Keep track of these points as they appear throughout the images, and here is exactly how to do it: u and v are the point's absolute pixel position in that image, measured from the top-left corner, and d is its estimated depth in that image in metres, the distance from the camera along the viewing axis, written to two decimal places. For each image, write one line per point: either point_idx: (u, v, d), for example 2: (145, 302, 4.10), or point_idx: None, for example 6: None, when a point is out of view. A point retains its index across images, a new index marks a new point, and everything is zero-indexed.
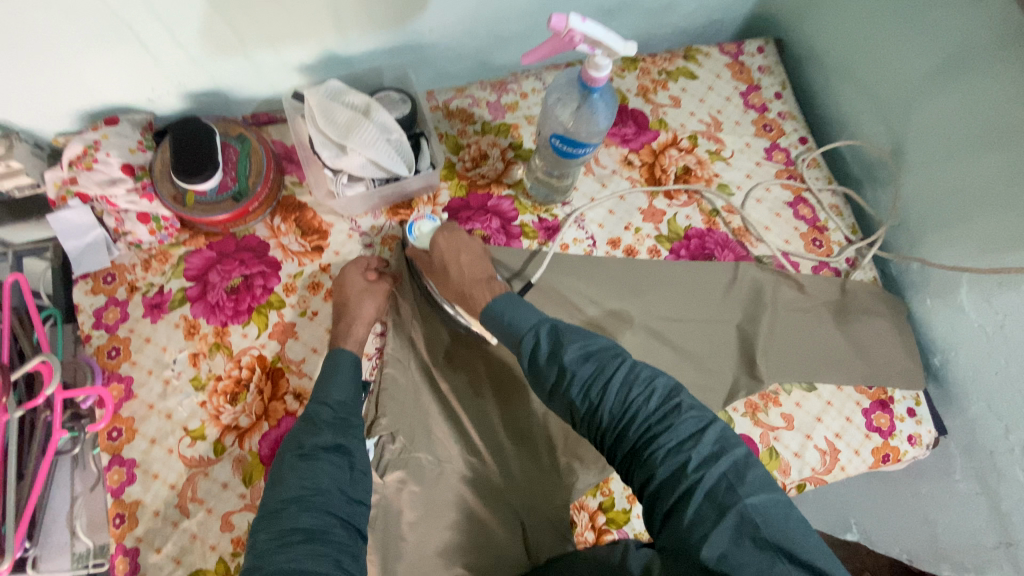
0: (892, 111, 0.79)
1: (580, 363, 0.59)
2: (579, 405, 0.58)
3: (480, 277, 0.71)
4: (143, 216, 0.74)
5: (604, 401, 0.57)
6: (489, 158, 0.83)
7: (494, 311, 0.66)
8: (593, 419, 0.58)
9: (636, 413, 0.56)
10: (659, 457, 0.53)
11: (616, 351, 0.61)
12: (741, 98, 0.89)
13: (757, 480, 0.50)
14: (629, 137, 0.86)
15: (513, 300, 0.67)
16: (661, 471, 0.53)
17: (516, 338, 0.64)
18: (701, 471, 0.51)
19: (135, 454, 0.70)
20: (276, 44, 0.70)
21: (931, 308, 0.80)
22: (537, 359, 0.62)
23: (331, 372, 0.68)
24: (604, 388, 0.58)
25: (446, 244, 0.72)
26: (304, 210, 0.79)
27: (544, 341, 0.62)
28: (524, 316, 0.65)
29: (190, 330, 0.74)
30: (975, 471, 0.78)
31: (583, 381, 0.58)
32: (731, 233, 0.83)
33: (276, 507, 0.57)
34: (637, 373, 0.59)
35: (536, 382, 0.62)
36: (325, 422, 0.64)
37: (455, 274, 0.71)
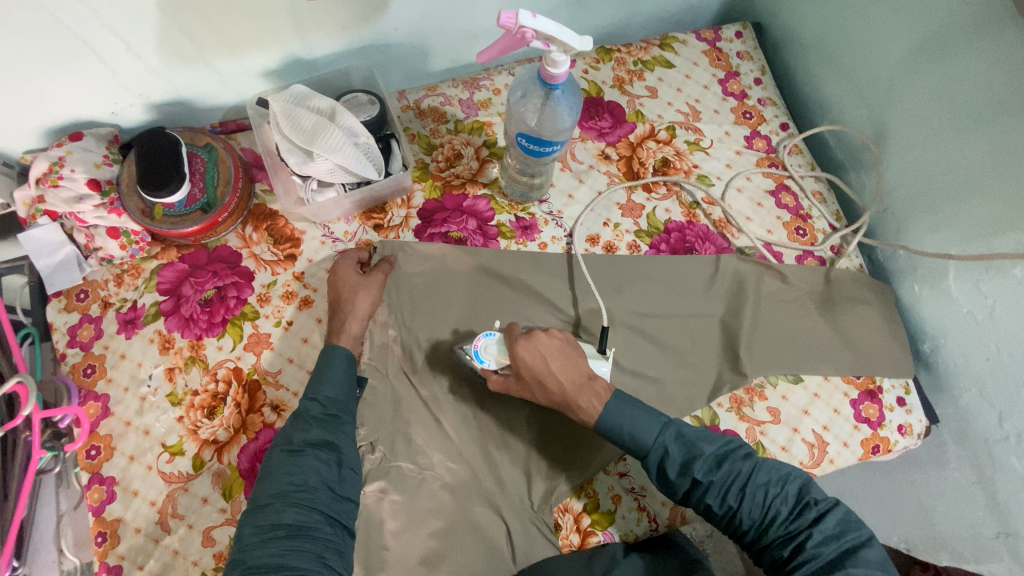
0: (873, 94, 0.77)
1: (714, 472, 0.60)
2: (716, 509, 0.60)
3: (580, 379, 0.65)
4: (112, 232, 0.74)
5: (742, 504, 0.59)
6: (463, 158, 0.82)
7: (611, 426, 0.63)
8: (730, 519, 0.60)
9: (771, 512, 0.59)
10: (787, 543, 0.58)
11: (743, 449, 0.61)
12: (719, 85, 0.87)
13: (874, 557, 0.56)
14: (606, 130, 0.84)
15: (632, 407, 0.63)
16: (788, 552, 0.58)
17: (643, 451, 0.62)
18: (821, 548, 0.56)
19: (115, 472, 0.70)
20: (236, 50, 0.69)
21: (919, 294, 0.78)
22: (668, 473, 0.61)
23: (325, 366, 0.66)
24: (742, 494, 0.59)
25: (531, 354, 0.65)
26: (275, 217, 0.78)
27: (674, 451, 0.62)
28: (645, 426, 0.62)
29: (165, 345, 0.73)
30: (969, 459, 0.77)
31: (719, 489, 0.59)
32: (711, 225, 0.82)
33: (262, 502, 0.56)
34: (764, 468, 0.60)
35: (666, 487, 0.62)
36: (315, 419, 0.62)
37: (555, 389, 0.64)
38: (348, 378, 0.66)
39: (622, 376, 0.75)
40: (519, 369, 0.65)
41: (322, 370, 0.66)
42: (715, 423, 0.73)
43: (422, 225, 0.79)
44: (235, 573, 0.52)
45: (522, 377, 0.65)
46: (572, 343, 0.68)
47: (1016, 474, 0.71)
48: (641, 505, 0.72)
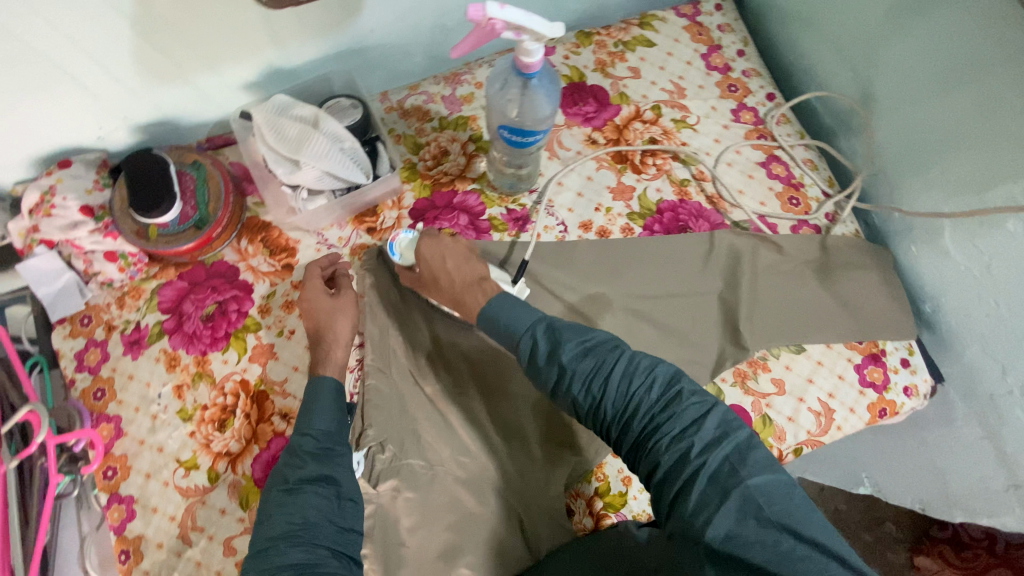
0: (857, 56, 0.76)
1: (579, 359, 0.58)
2: (582, 401, 0.57)
3: (472, 279, 0.69)
4: (110, 255, 0.74)
5: (606, 393, 0.56)
6: (450, 155, 0.82)
7: (488, 316, 0.64)
8: (596, 413, 0.57)
9: (640, 404, 0.55)
10: (659, 442, 0.53)
11: (615, 342, 0.59)
12: (703, 60, 0.86)
13: (758, 462, 0.50)
14: (591, 115, 0.84)
15: (508, 300, 0.65)
16: (666, 459, 0.52)
17: (513, 339, 0.63)
18: (704, 455, 0.51)
19: (132, 490, 0.71)
20: (215, 65, 0.69)
21: (917, 255, 0.78)
22: (536, 360, 0.60)
23: (310, 399, 0.66)
24: (605, 382, 0.56)
25: (432, 253, 0.69)
26: (269, 229, 0.79)
27: (541, 341, 0.61)
28: (523, 316, 0.63)
29: (170, 363, 0.74)
30: (976, 415, 0.77)
31: (583, 376, 0.57)
32: (704, 201, 0.81)
33: (263, 546, 0.56)
34: (635, 363, 0.57)
35: (535, 377, 0.61)
36: (309, 453, 0.62)
37: (448, 285, 0.69)
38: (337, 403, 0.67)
39: None
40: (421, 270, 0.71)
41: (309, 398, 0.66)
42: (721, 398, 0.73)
43: (415, 225, 0.79)
44: None
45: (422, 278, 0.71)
46: (471, 250, 0.72)
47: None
48: None
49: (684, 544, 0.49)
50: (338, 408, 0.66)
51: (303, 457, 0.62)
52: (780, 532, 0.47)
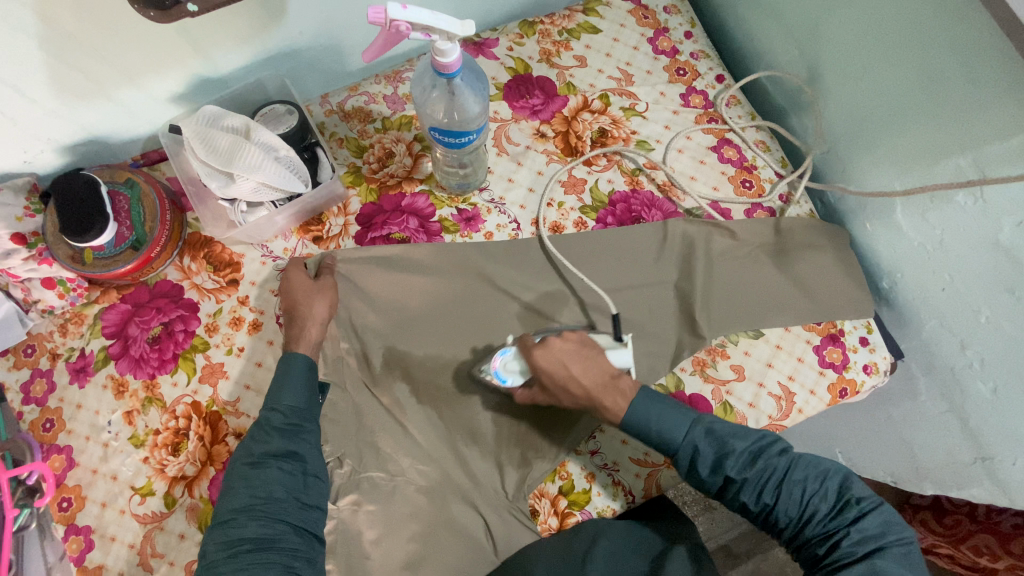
0: (802, 32, 0.74)
1: (747, 470, 0.59)
2: (750, 505, 0.60)
3: (603, 378, 0.65)
4: (48, 282, 0.73)
5: (778, 501, 0.59)
6: (396, 156, 0.80)
7: (638, 420, 0.62)
8: (764, 516, 0.60)
9: (808, 510, 0.58)
10: (820, 541, 0.58)
11: (780, 445, 0.61)
12: (649, 44, 0.84)
13: (907, 556, 0.56)
14: (538, 107, 0.82)
15: (655, 401, 0.63)
16: (822, 551, 0.58)
17: (670, 447, 0.62)
18: (856, 547, 0.56)
19: (89, 520, 0.69)
20: (137, 79, 0.66)
21: (872, 232, 0.77)
22: (698, 470, 0.61)
23: (283, 377, 0.65)
24: (778, 491, 0.59)
25: (552, 362, 0.64)
26: (212, 244, 0.77)
27: (704, 448, 0.61)
28: (673, 421, 0.62)
29: (119, 389, 0.72)
30: (939, 389, 0.77)
31: (752, 487, 0.59)
32: (656, 190, 0.80)
33: (225, 517, 0.56)
34: (805, 464, 0.60)
35: (695, 482, 0.62)
36: (276, 428, 0.62)
37: (579, 394, 0.64)
38: (312, 385, 0.66)
39: None
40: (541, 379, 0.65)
41: (282, 374, 0.65)
42: (680, 388, 0.73)
43: (362, 231, 0.77)
44: None
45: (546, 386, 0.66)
46: (587, 346, 0.67)
47: (984, 399, 0.70)
48: (616, 479, 0.72)
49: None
50: (309, 383, 0.66)
51: (270, 433, 0.61)
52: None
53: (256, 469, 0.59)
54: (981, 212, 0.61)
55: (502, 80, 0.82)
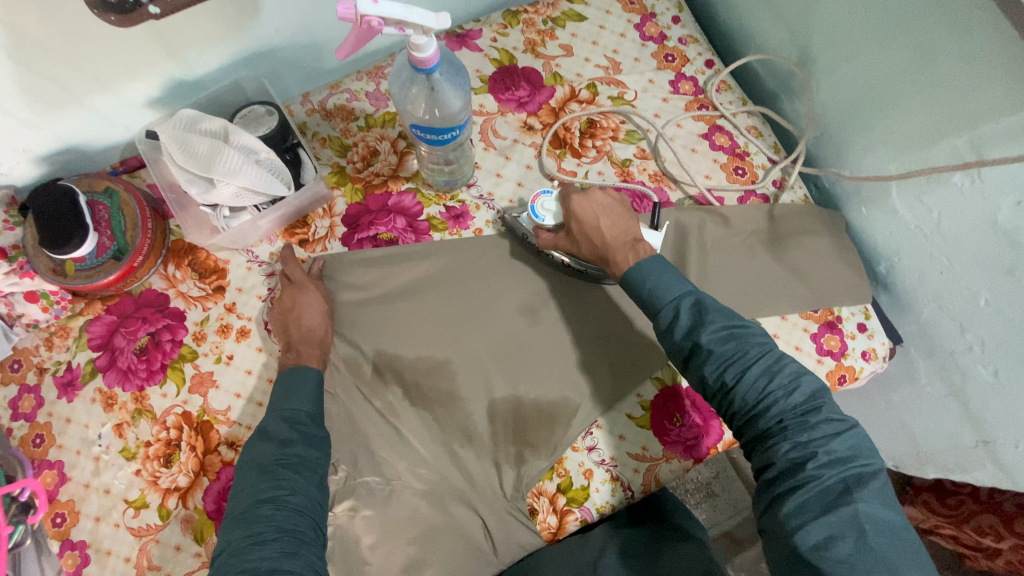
0: (792, 14, 0.72)
1: (721, 343, 0.57)
2: (711, 382, 0.57)
3: (625, 238, 0.67)
4: (30, 296, 0.71)
5: (740, 384, 0.56)
6: (380, 154, 0.78)
7: (632, 279, 0.63)
8: (724, 398, 0.57)
9: (776, 406, 0.55)
10: (783, 450, 0.53)
11: (765, 340, 0.57)
12: (636, 31, 0.82)
13: (877, 494, 0.50)
14: (525, 99, 0.80)
15: (660, 264, 0.63)
16: (782, 462, 0.53)
17: (654, 306, 0.61)
18: (823, 470, 0.51)
19: (84, 535, 0.68)
20: (110, 85, 0.65)
21: (868, 216, 0.76)
22: (672, 334, 0.60)
23: (294, 380, 0.65)
24: (742, 373, 0.56)
25: (583, 211, 0.68)
26: (196, 251, 0.75)
27: (684, 316, 0.59)
28: (666, 284, 0.61)
29: (108, 402, 0.71)
30: (938, 372, 0.76)
31: (719, 361, 0.57)
32: (648, 180, 0.78)
33: (248, 507, 0.55)
34: (784, 365, 0.56)
35: (665, 346, 0.61)
36: (296, 432, 0.61)
37: (599, 242, 0.67)
38: (319, 394, 0.65)
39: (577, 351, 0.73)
40: (571, 224, 0.69)
41: (288, 382, 0.65)
42: (676, 380, 0.74)
43: (349, 233, 0.76)
44: None
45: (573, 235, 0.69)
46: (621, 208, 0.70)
47: (985, 381, 0.69)
48: (613, 476, 0.71)
49: (775, 540, 0.52)
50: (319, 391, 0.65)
51: (290, 432, 0.61)
52: (889, 568, 0.47)
53: (280, 466, 0.58)
54: (979, 193, 0.60)
55: (487, 71, 0.80)
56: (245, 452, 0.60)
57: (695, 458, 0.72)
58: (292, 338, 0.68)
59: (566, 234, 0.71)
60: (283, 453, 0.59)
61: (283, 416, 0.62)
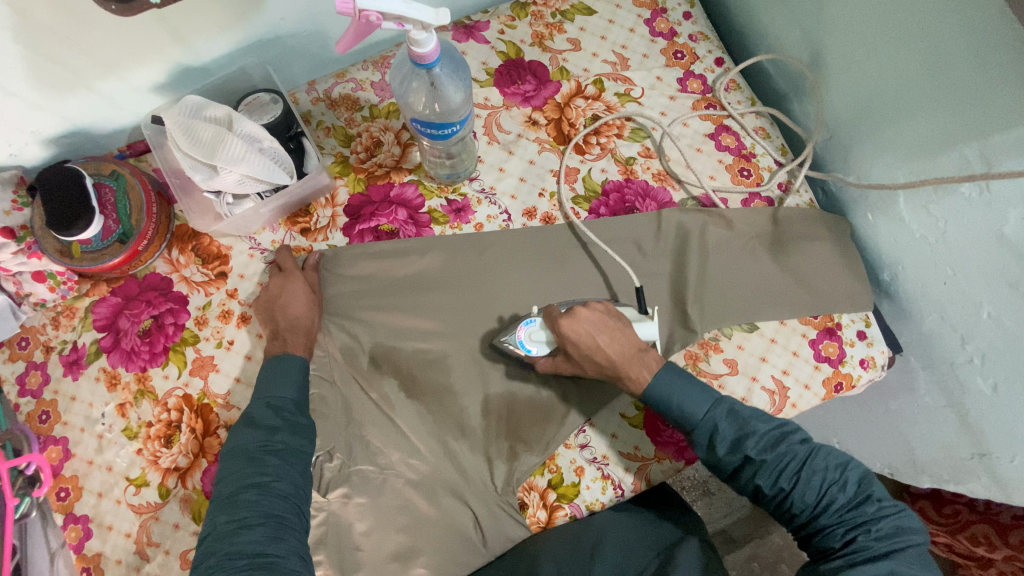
0: (805, 14, 0.71)
1: (766, 451, 0.59)
2: (767, 490, 0.59)
3: (621, 332, 0.65)
4: (38, 275, 0.72)
5: (795, 489, 0.58)
6: (384, 145, 0.78)
7: (662, 397, 0.63)
8: (779, 503, 0.59)
9: (829, 501, 0.57)
10: (838, 534, 0.57)
11: (803, 434, 0.60)
12: (646, 26, 0.81)
13: (919, 561, 0.54)
14: (530, 93, 0.79)
15: (679, 377, 0.63)
16: (838, 545, 0.56)
17: (690, 423, 0.62)
18: (873, 542, 0.55)
19: (87, 510, 0.70)
20: (117, 70, 0.65)
21: (873, 223, 0.75)
22: (716, 449, 0.61)
23: (279, 368, 0.66)
24: (795, 477, 0.58)
25: (578, 332, 0.64)
26: (199, 236, 0.76)
27: (724, 427, 0.61)
28: (696, 399, 0.62)
29: (111, 381, 0.73)
30: (937, 383, 0.75)
31: (769, 470, 0.58)
32: (652, 178, 0.78)
33: (233, 493, 0.56)
34: (825, 457, 0.59)
35: (709, 461, 0.62)
36: (281, 418, 0.63)
37: (605, 362, 0.64)
38: (303, 381, 0.67)
39: None
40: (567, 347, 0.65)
41: (276, 371, 0.66)
42: None
43: (350, 223, 0.76)
44: (212, 561, 0.52)
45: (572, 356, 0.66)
46: (613, 314, 0.67)
47: (984, 395, 0.68)
48: (605, 473, 0.71)
49: None
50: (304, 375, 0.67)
51: (276, 420, 0.62)
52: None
53: (265, 453, 0.59)
54: (986, 204, 0.59)
55: (493, 64, 0.79)
56: (231, 439, 0.61)
57: (686, 460, 0.72)
58: (280, 327, 0.69)
59: (564, 355, 0.68)
60: (269, 440, 0.60)
61: (268, 403, 0.63)
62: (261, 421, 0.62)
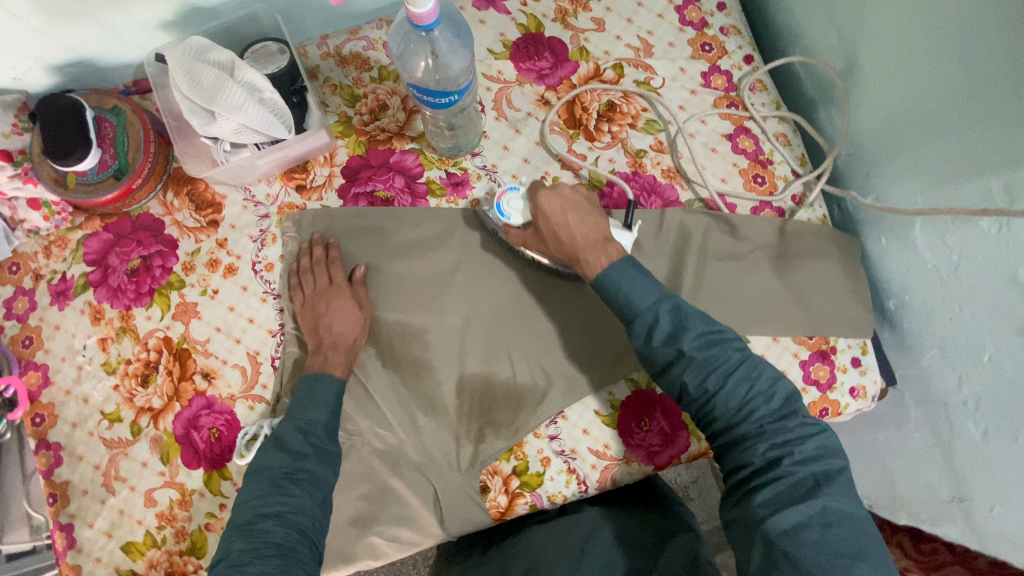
0: (844, 18, 0.67)
1: (700, 349, 0.57)
2: (692, 390, 0.58)
3: (595, 238, 0.65)
4: (33, 202, 0.73)
5: (720, 391, 0.57)
6: (389, 109, 0.76)
7: (608, 282, 0.62)
8: (705, 406, 0.58)
9: (754, 409, 0.56)
10: (760, 450, 0.55)
11: (741, 344, 0.59)
12: (676, 14, 0.77)
13: (845, 490, 0.52)
14: (545, 71, 0.76)
15: (633, 270, 0.62)
16: (759, 461, 0.54)
17: (631, 311, 0.60)
18: (796, 467, 0.53)
19: (60, 437, 0.72)
20: (123, 3, 0.64)
21: (886, 247, 0.71)
22: (652, 340, 0.59)
23: (313, 389, 0.65)
24: (723, 379, 0.56)
25: (550, 206, 0.66)
26: (195, 181, 0.75)
27: (664, 320, 0.59)
28: (642, 289, 0.60)
29: (95, 315, 0.73)
30: (928, 422, 0.72)
31: (700, 368, 0.57)
32: (660, 174, 0.74)
33: (252, 520, 0.56)
34: (758, 368, 0.58)
35: (643, 353, 0.60)
36: (311, 447, 0.62)
37: (567, 241, 0.65)
38: (336, 405, 0.66)
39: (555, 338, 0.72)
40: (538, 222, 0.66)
41: (313, 388, 0.65)
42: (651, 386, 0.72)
43: (346, 185, 0.75)
44: None
45: (540, 231, 0.67)
46: (591, 203, 0.67)
47: (972, 439, 0.66)
48: (571, 467, 0.71)
49: (743, 531, 0.53)
50: (337, 401, 0.66)
51: (303, 446, 0.62)
52: (853, 556, 0.49)
53: (289, 481, 0.59)
54: (1003, 242, 0.55)
55: (511, 37, 0.76)
56: (257, 459, 0.61)
57: (655, 465, 0.71)
58: (322, 341, 0.69)
59: (535, 230, 0.68)
60: (294, 467, 0.60)
61: (298, 426, 0.63)
62: (289, 445, 0.62)
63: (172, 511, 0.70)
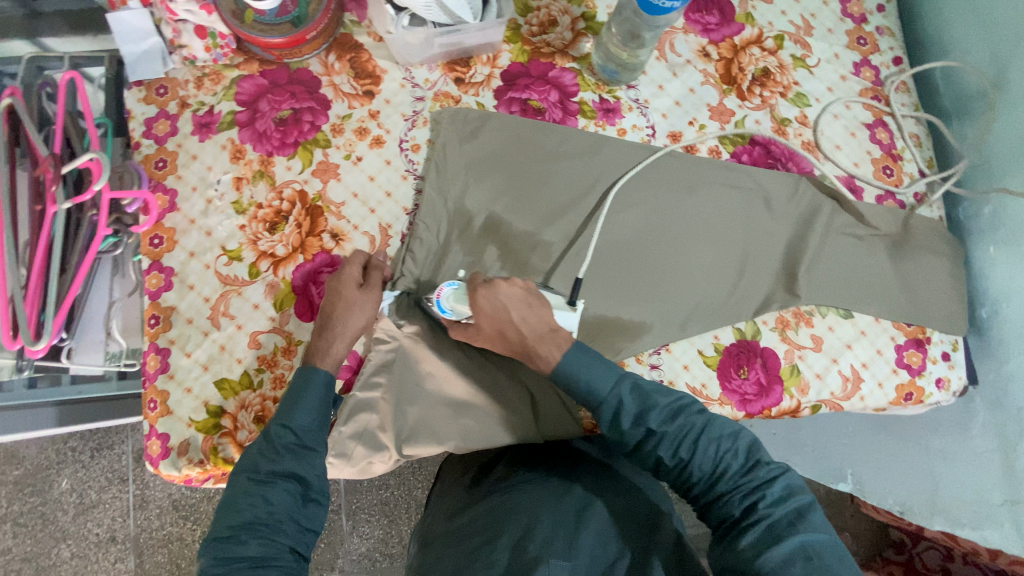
0: (1006, 35, 0.73)
1: (668, 423, 0.58)
2: (667, 462, 0.59)
3: (542, 329, 0.64)
4: (200, 30, 0.72)
5: (693, 458, 0.57)
6: (558, 26, 0.78)
7: (565, 371, 0.61)
8: (682, 474, 0.59)
9: (725, 469, 0.57)
10: (737, 501, 0.56)
11: (699, 405, 0.60)
12: (840, 4, 0.82)
13: (817, 523, 0.53)
14: (711, 26, 0.79)
15: (585, 353, 0.62)
16: (739, 511, 0.55)
17: (595, 399, 0.61)
18: (771, 509, 0.54)
19: (175, 264, 0.71)
20: None
21: (992, 257, 0.76)
22: (620, 424, 0.60)
23: (300, 388, 0.62)
24: (695, 446, 0.58)
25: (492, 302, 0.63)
26: (359, 51, 0.77)
27: (627, 402, 0.60)
28: (599, 373, 0.61)
29: (236, 154, 0.73)
30: (995, 427, 0.78)
31: (670, 441, 0.58)
32: (799, 145, 0.78)
33: (223, 532, 0.56)
34: (719, 424, 0.59)
35: (614, 436, 0.61)
36: (286, 448, 0.60)
37: (516, 340, 0.64)
38: (323, 404, 0.63)
39: (677, 273, 0.73)
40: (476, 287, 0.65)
41: (298, 387, 0.63)
42: (756, 338, 0.73)
43: (503, 88, 0.77)
44: None
45: (485, 331, 0.65)
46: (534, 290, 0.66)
47: None
48: None
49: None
50: (325, 403, 0.63)
51: (278, 451, 0.60)
52: None
53: (263, 487, 0.58)
54: None
55: None
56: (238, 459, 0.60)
57: (746, 412, 0.72)
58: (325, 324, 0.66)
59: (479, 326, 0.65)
60: (268, 474, 0.58)
61: (281, 427, 0.61)
62: (270, 447, 0.60)
63: (275, 357, 0.70)
